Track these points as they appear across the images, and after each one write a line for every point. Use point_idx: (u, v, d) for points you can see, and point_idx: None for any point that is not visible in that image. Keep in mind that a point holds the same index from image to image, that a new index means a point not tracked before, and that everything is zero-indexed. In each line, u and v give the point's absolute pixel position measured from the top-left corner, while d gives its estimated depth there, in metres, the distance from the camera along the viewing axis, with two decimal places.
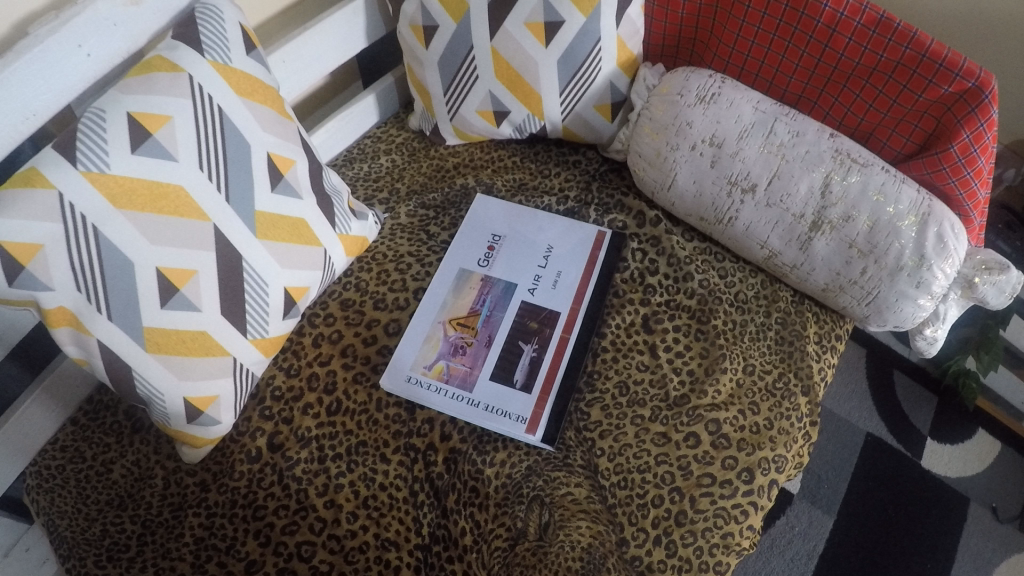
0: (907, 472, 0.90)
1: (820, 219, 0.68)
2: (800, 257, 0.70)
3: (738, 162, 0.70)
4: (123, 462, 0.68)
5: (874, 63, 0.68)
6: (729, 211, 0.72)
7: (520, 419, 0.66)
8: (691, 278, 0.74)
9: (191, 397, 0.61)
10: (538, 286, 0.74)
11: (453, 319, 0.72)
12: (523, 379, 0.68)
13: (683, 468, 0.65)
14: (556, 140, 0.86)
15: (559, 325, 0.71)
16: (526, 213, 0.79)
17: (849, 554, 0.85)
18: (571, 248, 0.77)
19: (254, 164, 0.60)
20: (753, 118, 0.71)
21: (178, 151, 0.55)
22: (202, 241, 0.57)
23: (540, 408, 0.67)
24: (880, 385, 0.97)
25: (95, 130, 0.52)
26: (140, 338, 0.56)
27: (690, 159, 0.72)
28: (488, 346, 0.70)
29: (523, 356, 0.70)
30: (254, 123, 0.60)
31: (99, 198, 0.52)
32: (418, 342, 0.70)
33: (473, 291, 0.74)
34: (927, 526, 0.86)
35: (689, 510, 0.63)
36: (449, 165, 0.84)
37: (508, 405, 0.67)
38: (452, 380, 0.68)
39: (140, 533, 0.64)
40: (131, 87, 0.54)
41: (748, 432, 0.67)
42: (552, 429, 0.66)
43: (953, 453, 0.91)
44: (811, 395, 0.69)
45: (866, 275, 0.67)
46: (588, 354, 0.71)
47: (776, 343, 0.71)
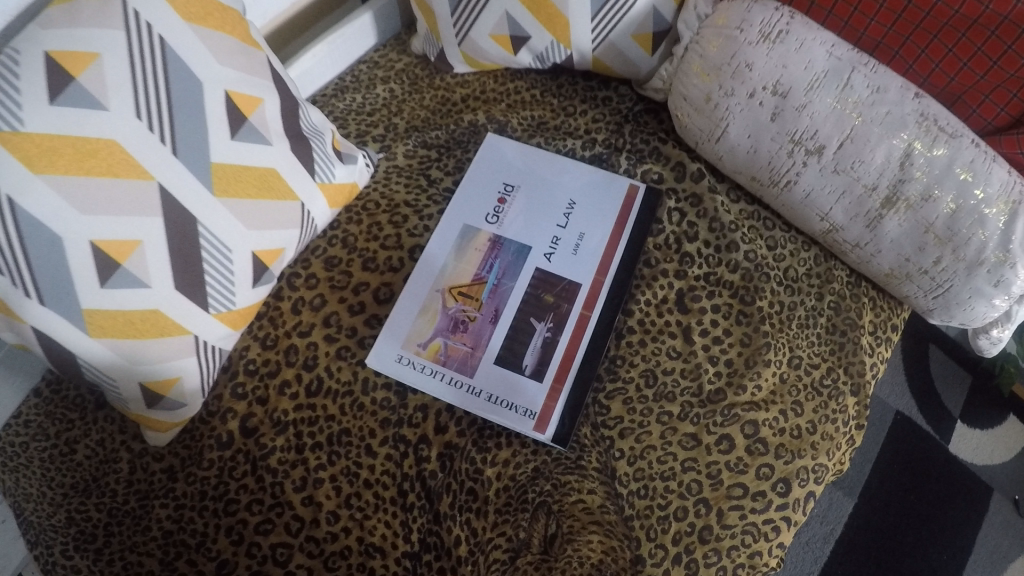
0: (932, 456, 0.84)
1: (894, 194, 0.57)
2: (866, 235, 0.60)
3: (805, 116, 0.59)
4: (89, 441, 0.61)
5: (976, 15, 0.55)
6: (788, 174, 0.61)
7: (530, 413, 0.58)
8: (736, 249, 0.64)
9: (148, 381, 0.53)
10: (556, 251, 0.64)
11: (453, 288, 0.62)
12: (534, 365, 0.59)
13: (712, 476, 0.57)
14: (583, 71, 0.73)
15: (579, 300, 0.62)
16: (546, 159, 0.68)
17: (866, 541, 0.80)
18: (596, 206, 0.66)
19: (209, 106, 0.50)
20: (826, 65, 0.59)
21: (109, 98, 0.45)
22: (148, 205, 0.48)
23: (552, 402, 0.58)
24: (914, 360, 0.89)
25: (6, 74, 0.43)
26: (78, 322, 0.48)
27: (747, 108, 0.61)
28: (493, 322, 0.61)
29: (536, 337, 0.60)
30: (204, 53, 0.50)
31: (13, 161, 0.43)
32: (413, 313, 0.61)
33: (479, 254, 0.64)
34: (948, 515, 0.81)
35: (716, 525, 0.56)
36: (457, 97, 0.73)
37: (517, 396, 0.58)
38: (451, 362, 0.60)
39: (107, 522, 0.58)
40: (51, 20, 0.45)
41: (789, 437, 0.58)
42: (567, 426, 0.58)
43: (981, 439, 0.85)
44: (861, 394, 0.61)
45: (940, 265, 0.57)
46: (611, 336, 0.61)
47: (827, 332, 0.62)
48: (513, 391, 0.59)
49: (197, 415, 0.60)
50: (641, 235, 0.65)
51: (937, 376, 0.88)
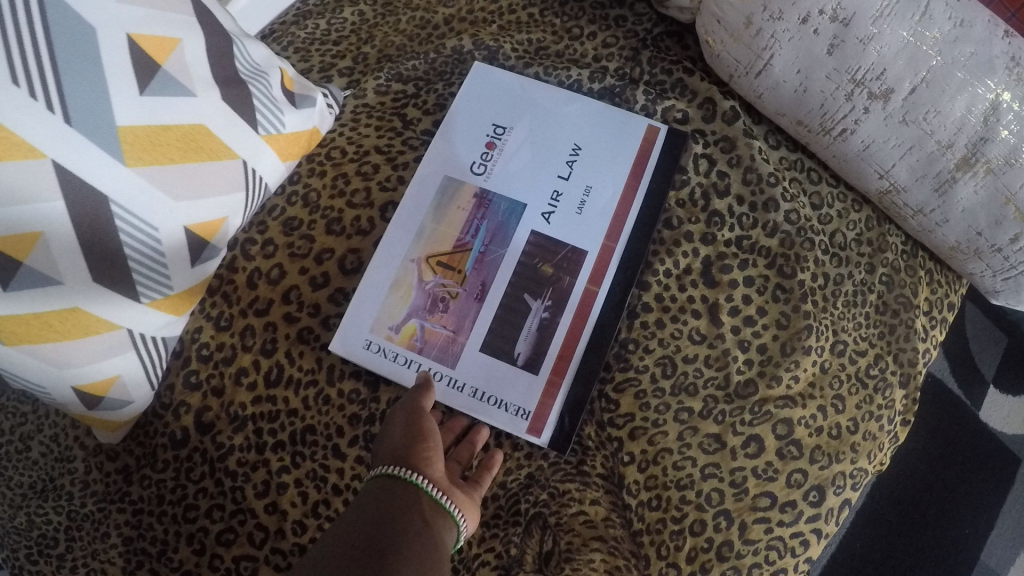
0: (961, 422, 0.77)
1: (971, 154, 0.47)
2: (932, 201, 0.50)
3: (871, 51, 0.47)
4: (42, 438, 0.55)
5: None
6: (843, 121, 0.50)
7: (523, 412, 0.49)
8: (775, 207, 0.53)
9: (82, 384, 0.46)
10: (556, 210, 0.53)
11: (431, 256, 0.52)
12: (526, 354, 0.50)
13: (736, 485, 0.49)
14: None
15: (584, 273, 0.52)
16: (544, 93, 0.56)
17: (887, 512, 0.74)
18: (610, 149, 0.55)
19: (109, 52, 0.39)
20: None
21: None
22: (45, 188, 0.38)
23: (548, 400, 0.50)
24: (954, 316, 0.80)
25: None
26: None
27: (799, 36, 0.49)
28: (479, 300, 0.51)
29: (531, 319, 0.51)
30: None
31: None
32: (383, 289, 0.51)
33: (462, 214, 0.53)
34: (974, 487, 0.75)
35: (737, 540, 0.48)
36: (439, 19, 0.61)
37: (510, 391, 0.50)
38: (427, 349, 0.50)
39: (67, 526, 0.52)
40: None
41: (826, 438, 0.50)
42: (567, 428, 0.49)
43: (1014, 406, 0.78)
44: (909, 387, 0.53)
45: (1018, 244, 0.49)
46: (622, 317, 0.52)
47: (875, 313, 0.53)
48: (505, 386, 0.50)
49: (149, 407, 0.52)
50: (663, 188, 0.54)
51: (973, 336, 0.80)
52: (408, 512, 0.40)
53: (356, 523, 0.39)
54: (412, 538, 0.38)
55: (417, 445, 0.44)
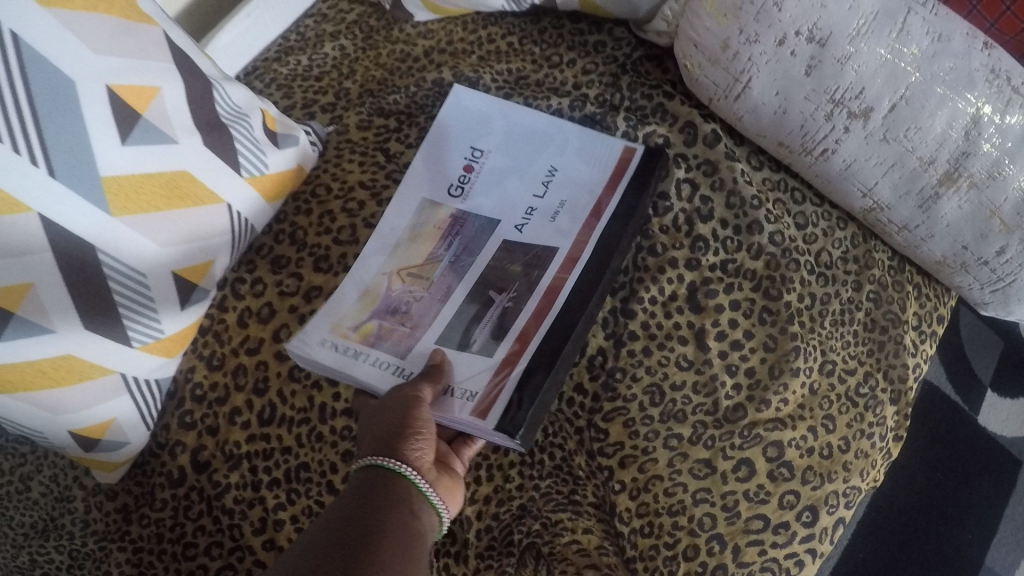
0: (961, 428, 0.77)
1: (954, 170, 0.47)
2: (917, 218, 0.50)
3: (848, 71, 0.47)
4: (42, 478, 0.54)
5: None
6: (824, 141, 0.50)
7: (473, 394, 0.43)
8: (759, 230, 0.53)
9: (78, 428, 0.46)
10: (531, 220, 0.50)
11: (402, 269, 0.49)
12: (483, 338, 0.45)
13: (727, 509, 0.49)
14: (570, 12, 0.61)
15: (553, 265, 0.48)
16: (522, 115, 0.55)
17: (890, 520, 0.73)
18: (587, 164, 0.52)
19: (88, 107, 0.40)
20: (876, 4, 0.47)
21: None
22: (32, 242, 0.39)
23: (498, 383, 0.43)
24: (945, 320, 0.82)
25: None
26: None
27: (776, 58, 0.49)
28: (443, 300, 0.48)
29: (492, 310, 0.46)
30: (75, 42, 0.39)
31: None
32: (346, 295, 0.48)
33: (438, 232, 0.51)
34: (977, 493, 0.74)
35: (732, 564, 0.48)
36: (419, 51, 0.62)
37: (464, 375, 0.44)
38: (384, 347, 0.46)
39: (69, 565, 0.52)
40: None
41: (818, 458, 0.51)
42: (516, 407, 0.42)
43: (1012, 409, 0.78)
44: (901, 403, 0.53)
45: (1004, 256, 0.48)
46: (587, 301, 0.46)
47: (863, 330, 0.53)
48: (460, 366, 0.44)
49: (146, 447, 0.52)
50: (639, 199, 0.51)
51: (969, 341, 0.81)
52: (396, 502, 0.38)
53: (338, 514, 0.37)
54: (397, 526, 0.37)
55: (400, 432, 0.40)
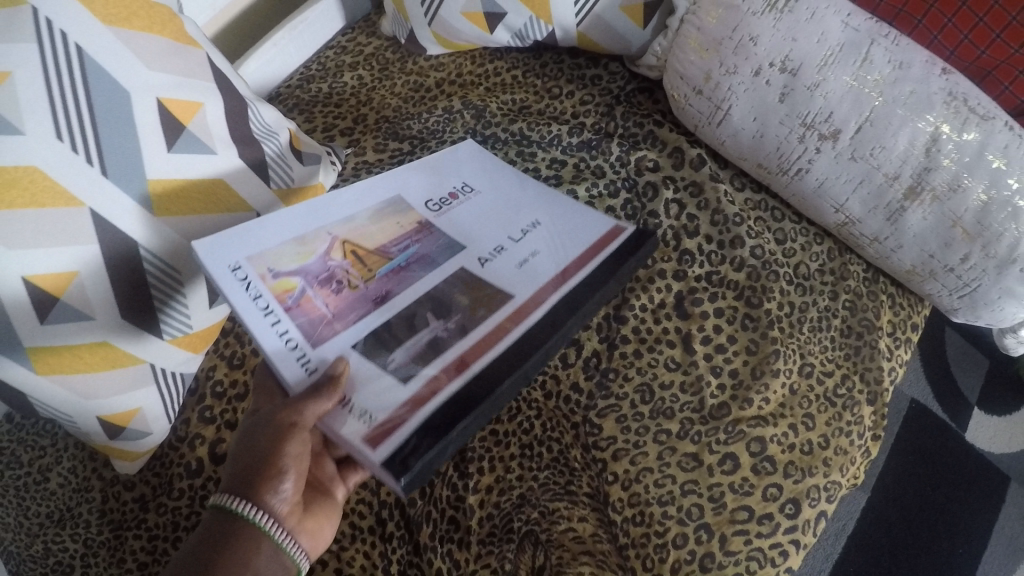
0: (949, 445, 0.80)
1: (917, 185, 0.52)
2: (886, 229, 0.55)
3: (817, 98, 0.53)
4: (61, 470, 0.58)
5: None
6: (798, 161, 0.56)
7: (371, 421, 0.38)
8: (741, 244, 0.58)
9: (107, 415, 0.49)
10: (496, 258, 0.47)
11: (348, 245, 0.47)
12: (399, 362, 0.41)
13: (714, 499, 0.52)
14: (570, 48, 0.67)
15: (507, 307, 0.43)
16: (521, 179, 0.55)
17: (879, 535, 0.75)
18: (569, 232, 0.49)
19: (140, 117, 0.45)
20: (841, 37, 0.52)
21: (26, 118, 0.40)
22: (83, 234, 0.43)
23: (400, 423, 0.38)
24: (931, 338, 0.88)
25: None
26: (23, 362, 0.44)
27: (753, 87, 0.55)
28: (375, 302, 0.44)
29: (424, 333, 0.42)
30: (130, 59, 0.44)
31: None
32: (281, 239, 0.47)
33: (399, 229, 0.49)
34: (966, 508, 0.77)
35: (718, 552, 0.51)
36: (431, 82, 0.67)
37: (373, 401, 0.39)
38: (295, 310, 0.42)
39: (84, 553, 0.54)
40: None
41: (799, 454, 0.54)
42: (418, 447, 0.37)
43: (999, 426, 0.82)
44: (877, 404, 0.56)
45: (968, 263, 0.52)
46: (533, 352, 0.41)
47: (840, 336, 0.57)
48: (367, 392, 0.39)
49: (167, 440, 0.56)
50: (620, 283, 0.46)
51: (954, 363, 0.86)
52: (241, 553, 0.39)
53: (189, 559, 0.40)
54: None
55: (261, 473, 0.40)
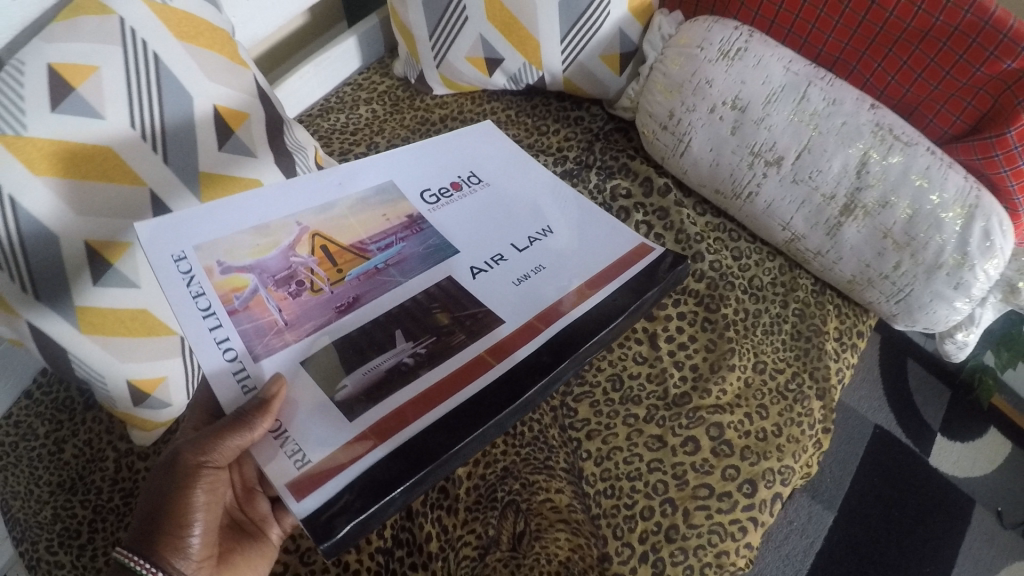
0: (913, 468, 0.86)
1: (852, 203, 0.60)
2: (827, 243, 0.63)
3: (763, 130, 0.62)
4: (75, 442, 0.62)
5: (927, 27, 0.58)
6: (749, 185, 0.64)
7: (305, 466, 0.35)
8: (701, 258, 0.66)
9: (136, 379, 0.52)
10: (489, 270, 0.45)
11: (320, 238, 0.45)
12: (349, 392, 0.38)
13: (678, 477, 0.58)
14: (557, 94, 0.77)
15: (484, 342, 0.41)
16: (537, 178, 0.52)
17: (848, 553, 0.80)
18: (575, 254, 0.46)
19: (197, 118, 0.52)
20: (783, 80, 0.62)
21: (106, 107, 0.47)
22: (139, 210, 0.49)
23: (334, 473, 0.35)
24: (892, 373, 0.93)
25: (12, 83, 0.45)
26: (70, 318, 0.49)
27: (709, 123, 0.64)
28: (338, 310, 0.42)
29: (388, 358, 0.40)
30: (194, 69, 0.52)
31: (14, 162, 0.44)
32: (239, 227, 0.44)
33: (384, 223, 0.48)
34: (930, 529, 0.82)
35: (682, 525, 0.57)
36: (436, 118, 0.73)
37: (311, 438, 0.37)
38: (244, 311, 0.40)
39: (91, 519, 0.57)
40: (54, 35, 0.47)
41: (754, 439, 0.60)
42: (353, 506, 0.33)
43: (961, 451, 0.87)
44: (826, 399, 0.63)
45: (900, 269, 0.60)
46: (511, 397, 0.38)
47: (791, 338, 0.64)
48: (306, 426, 0.37)
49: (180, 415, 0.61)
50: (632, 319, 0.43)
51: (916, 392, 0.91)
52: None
53: None
54: None
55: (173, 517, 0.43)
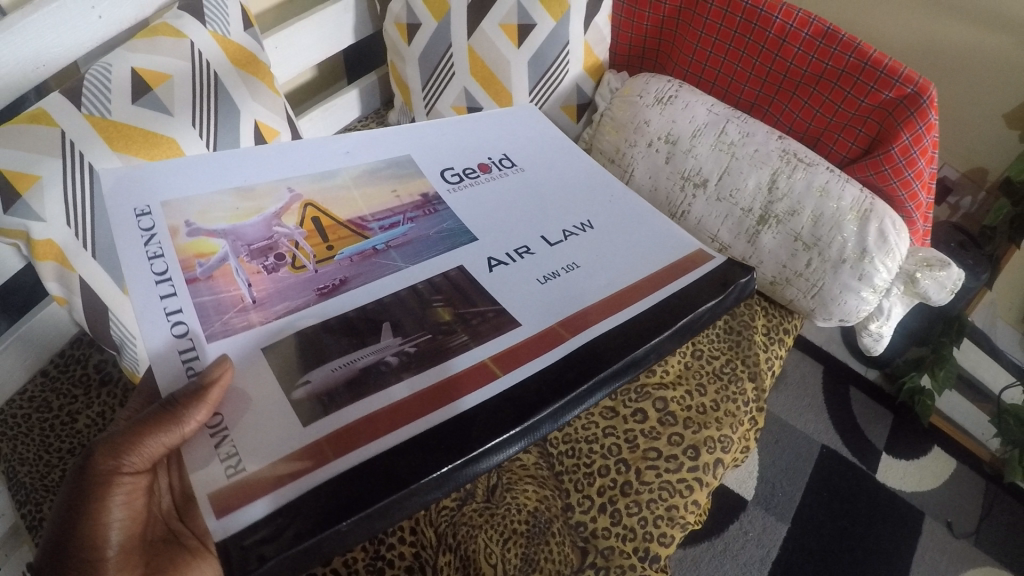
0: (863, 481, 1.08)
1: (767, 213, 0.70)
2: (749, 250, 0.72)
3: (691, 158, 0.73)
4: (89, 412, 0.67)
5: (821, 71, 0.72)
6: (681, 206, 0.74)
7: (236, 476, 0.28)
8: None
9: None
10: (511, 263, 0.40)
11: (311, 214, 0.41)
12: (311, 387, 0.31)
13: (629, 440, 0.66)
14: None
15: (489, 351, 0.34)
16: (574, 168, 0.49)
17: (813, 544, 1.00)
18: (616, 264, 0.40)
19: (242, 127, 0.65)
20: (706, 119, 0.74)
21: (174, 106, 0.60)
22: None
23: (268, 489, 0.27)
24: (836, 398, 1.18)
25: (101, 81, 0.57)
26: (117, 278, 0.57)
27: (647, 155, 0.75)
28: (320, 292, 0.37)
29: (367, 355, 0.33)
30: (241, 87, 0.66)
31: (97, 137, 0.56)
32: (221, 187, 0.41)
33: (393, 201, 0.44)
34: (885, 532, 1.03)
35: (635, 481, 0.64)
36: None
37: (252, 445, 0.29)
38: (208, 275, 0.36)
39: None
40: (137, 47, 0.60)
41: (695, 412, 0.68)
42: (283, 536, 0.26)
43: (907, 468, 1.10)
44: (757, 381, 0.72)
45: (811, 267, 0.69)
46: (520, 411, 0.31)
47: (725, 332, 0.74)
48: (250, 430, 0.30)
49: None
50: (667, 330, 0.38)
51: (859, 416, 1.16)
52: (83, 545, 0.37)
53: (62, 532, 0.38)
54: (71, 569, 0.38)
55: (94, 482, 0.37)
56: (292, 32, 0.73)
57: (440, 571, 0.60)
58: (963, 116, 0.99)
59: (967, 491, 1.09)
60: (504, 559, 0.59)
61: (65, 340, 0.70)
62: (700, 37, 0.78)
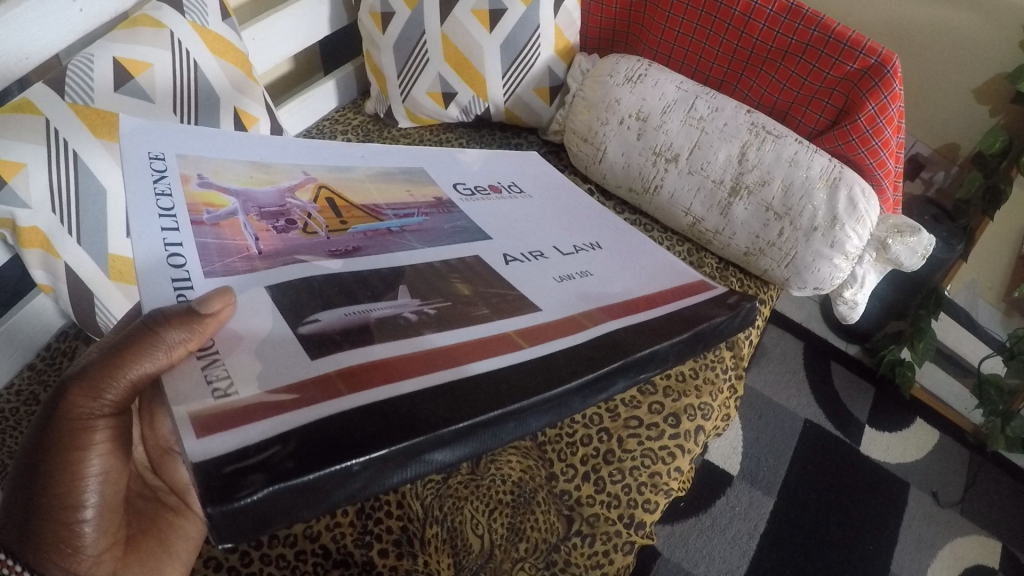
0: (849, 454, 1.12)
1: (738, 185, 0.71)
2: (721, 222, 0.73)
3: (662, 134, 0.74)
4: None
5: (786, 46, 0.73)
6: (654, 180, 0.76)
7: (224, 398, 0.26)
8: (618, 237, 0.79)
9: None
10: (527, 261, 0.41)
11: (324, 191, 0.41)
12: (321, 325, 0.31)
13: (610, 410, 0.67)
14: (499, 125, 0.90)
15: (514, 325, 0.34)
16: (576, 199, 0.51)
17: (805, 517, 1.04)
18: (629, 263, 0.43)
19: (221, 113, 0.69)
20: (675, 96, 0.75)
21: (156, 93, 0.63)
22: None
23: (265, 414, 0.25)
24: (817, 373, 1.23)
25: (84, 70, 0.59)
26: (103, 264, 0.59)
27: (619, 132, 0.77)
28: (332, 253, 0.37)
29: (386, 308, 0.33)
30: (222, 78, 0.69)
31: (80, 124, 0.57)
32: (239, 159, 0.41)
33: (408, 197, 0.46)
34: (872, 503, 1.07)
35: (617, 449, 0.65)
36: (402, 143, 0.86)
37: (247, 372, 0.27)
38: (217, 220, 0.35)
39: None
40: (118, 37, 0.62)
41: (675, 381, 0.69)
42: (282, 465, 0.23)
43: (891, 441, 1.15)
44: (735, 349, 0.74)
45: (784, 236, 0.70)
46: (550, 383, 0.30)
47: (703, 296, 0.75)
48: (240, 359, 0.28)
49: None
50: (648, 281, 0.41)
51: (842, 390, 1.21)
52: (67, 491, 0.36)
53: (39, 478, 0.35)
54: (53, 519, 0.36)
55: (72, 428, 0.34)
56: (269, 23, 0.76)
57: (428, 543, 0.59)
58: (925, 93, 1.01)
59: (947, 461, 1.15)
60: (491, 530, 0.61)
61: (51, 334, 0.71)
62: (667, 17, 0.79)
